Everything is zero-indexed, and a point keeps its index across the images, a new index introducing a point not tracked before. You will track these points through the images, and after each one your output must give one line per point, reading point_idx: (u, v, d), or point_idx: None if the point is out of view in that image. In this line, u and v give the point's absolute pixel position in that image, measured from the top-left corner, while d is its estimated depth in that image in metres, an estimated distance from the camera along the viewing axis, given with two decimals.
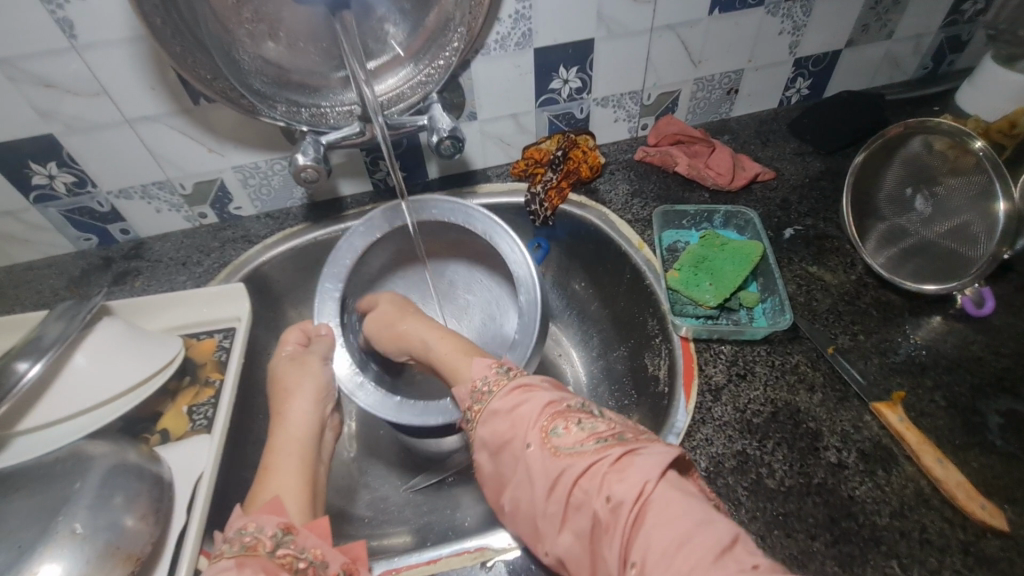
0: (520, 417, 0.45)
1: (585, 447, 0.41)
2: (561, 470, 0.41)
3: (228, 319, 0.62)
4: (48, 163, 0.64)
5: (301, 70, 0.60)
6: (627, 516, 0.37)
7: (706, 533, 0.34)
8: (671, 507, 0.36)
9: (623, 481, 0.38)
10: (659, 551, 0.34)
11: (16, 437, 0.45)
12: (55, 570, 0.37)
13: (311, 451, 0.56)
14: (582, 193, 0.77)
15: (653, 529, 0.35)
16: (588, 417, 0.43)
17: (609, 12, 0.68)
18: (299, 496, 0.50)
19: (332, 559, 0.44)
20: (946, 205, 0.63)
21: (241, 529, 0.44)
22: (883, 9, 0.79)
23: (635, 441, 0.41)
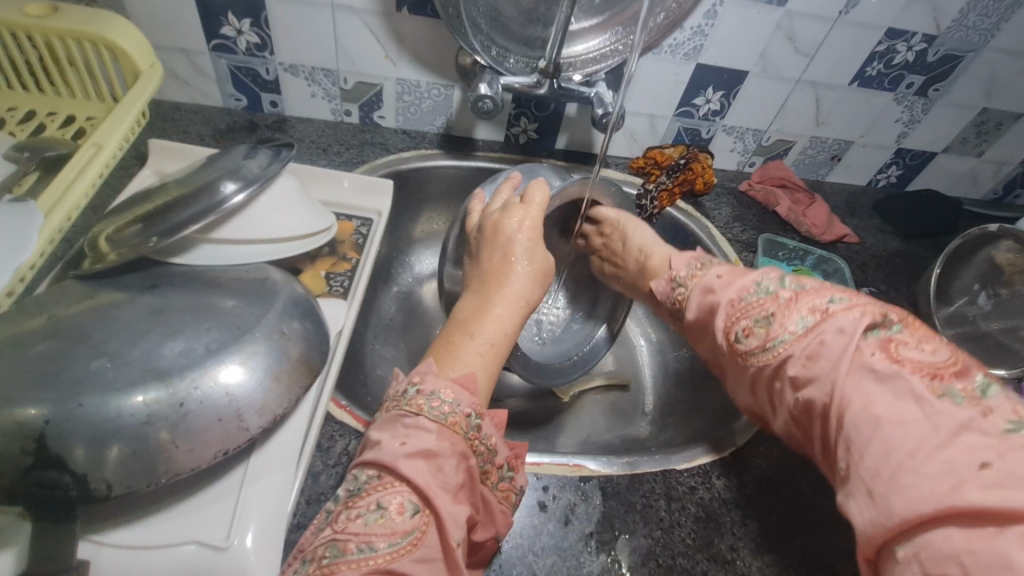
0: (713, 325, 0.50)
1: (772, 348, 0.44)
2: (757, 371, 0.45)
3: (368, 210, 0.66)
4: (244, 18, 0.67)
5: (507, 12, 0.66)
6: (828, 409, 0.39)
7: (908, 423, 0.34)
8: (876, 406, 0.36)
9: (813, 379, 0.40)
10: (859, 443, 0.35)
11: (204, 243, 0.49)
12: (234, 371, 0.38)
13: (512, 330, 0.50)
14: (690, 203, 0.84)
15: (855, 420, 0.36)
16: (764, 313, 0.46)
17: (772, 54, 0.76)
18: (488, 383, 0.46)
19: (500, 449, 0.43)
20: (1008, 306, 0.73)
21: (438, 393, 0.41)
22: (984, 130, 0.89)
23: (816, 328, 0.42)
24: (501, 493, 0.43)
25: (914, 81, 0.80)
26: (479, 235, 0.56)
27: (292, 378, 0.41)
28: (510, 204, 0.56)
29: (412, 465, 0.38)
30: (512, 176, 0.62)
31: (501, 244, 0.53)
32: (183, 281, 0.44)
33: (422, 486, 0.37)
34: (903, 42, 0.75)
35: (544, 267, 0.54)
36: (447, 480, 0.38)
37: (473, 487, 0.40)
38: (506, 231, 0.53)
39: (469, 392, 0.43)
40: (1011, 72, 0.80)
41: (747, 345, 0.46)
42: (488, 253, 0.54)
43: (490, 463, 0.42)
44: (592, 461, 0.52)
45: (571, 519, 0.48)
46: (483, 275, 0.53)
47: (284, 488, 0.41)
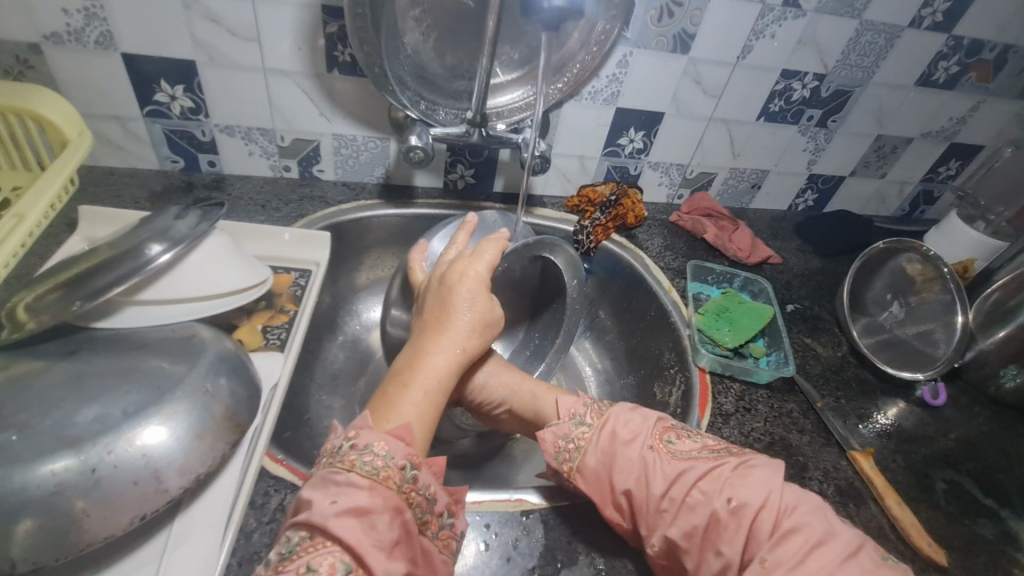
0: (642, 429, 0.52)
1: (705, 458, 0.49)
2: (684, 473, 0.48)
3: (307, 262, 0.67)
4: (176, 85, 0.70)
5: (433, 69, 0.71)
6: (758, 514, 0.44)
7: (831, 540, 0.42)
8: (799, 515, 0.44)
9: (747, 486, 0.46)
10: (791, 554, 0.41)
11: (130, 305, 0.49)
12: (161, 433, 0.38)
13: (449, 380, 0.51)
14: (623, 236, 0.88)
15: (783, 527, 0.43)
16: (695, 434, 0.53)
17: (683, 96, 0.82)
18: (425, 434, 0.47)
19: (439, 497, 0.44)
20: (917, 312, 0.79)
21: (372, 447, 0.42)
22: (883, 154, 0.98)
23: (744, 454, 0.50)
24: (440, 543, 0.44)
25: (813, 114, 0.88)
26: (429, 283, 0.57)
27: (217, 435, 0.41)
28: (465, 254, 0.58)
29: (343, 523, 0.38)
30: (467, 220, 0.63)
31: (445, 293, 0.54)
32: (105, 345, 0.44)
33: (354, 544, 0.37)
34: (798, 81, 0.84)
35: (487, 317, 0.54)
36: (380, 537, 0.38)
37: (410, 541, 0.40)
38: (452, 280, 0.54)
39: (403, 443, 0.44)
40: (896, 103, 0.90)
41: (679, 450, 0.51)
42: (432, 302, 0.55)
43: (429, 513, 0.43)
44: (534, 495, 0.53)
45: (514, 555, 0.48)
46: (425, 324, 0.54)
47: (212, 548, 0.40)
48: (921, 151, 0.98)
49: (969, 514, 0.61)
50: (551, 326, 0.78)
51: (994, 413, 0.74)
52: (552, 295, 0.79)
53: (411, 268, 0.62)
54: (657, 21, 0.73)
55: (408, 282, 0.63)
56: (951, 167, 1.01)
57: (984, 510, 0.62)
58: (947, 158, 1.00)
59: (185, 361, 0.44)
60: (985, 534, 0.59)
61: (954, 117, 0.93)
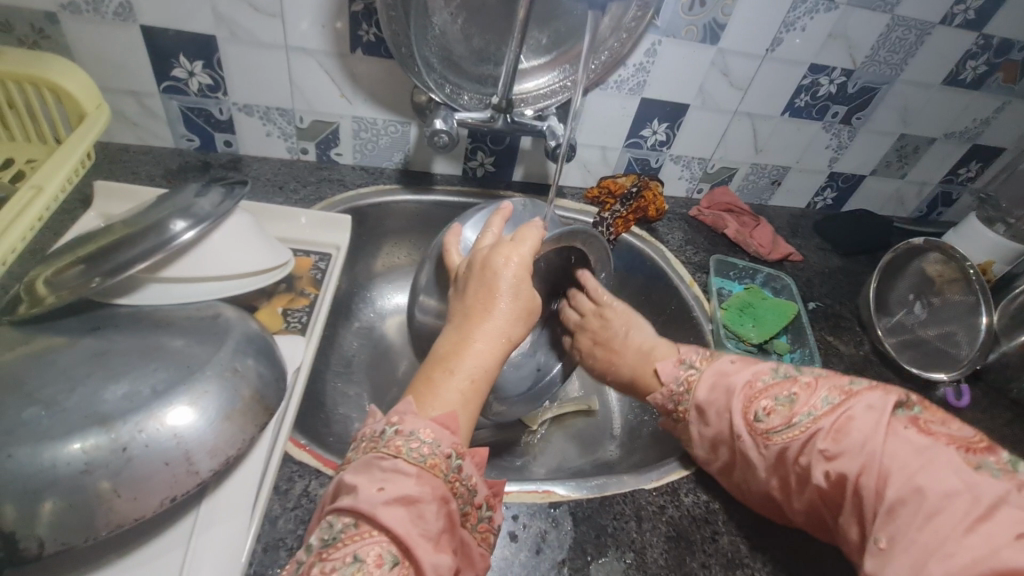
0: (724, 408, 0.51)
1: (795, 424, 0.46)
2: (780, 451, 0.46)
3: (327, 245, 0.66)
4: (196, 60, 0.68)
5: (459, 53, 0.69)
6: (864, 484, 0.41)
7: (952, 503, 0.36)
8: (910, 473, 0.39)
9: (843, 452, 0.43)
10: (902, 520, 0.37)
11: (152, 282, 0.48)
12: (186, 414, 0.36)
13: (493, 368, 0.49)
14: (644, 229, 0.87)
15: (893, 490, 0.39)
16: (782, 394, 0.49)
17: (709, 88, 0.81)
18: (468, 422, 0.45)
19: (479, 489, 0.42)
20: (940, 313, 0.78)
21: (418, 433, 0.40)
22: (904, 154, 0.97)
23: (841, 406, 0.45)
24: (479, 535, 0.42)
25: (838, 111, 0.87)
26: (468, 267, 0.54)
27: (246, 417, 0.40)
28: (504, 240, 0.55)
29: (391, 513, 0.36)
30: (503, 208, 0.62)
31: (488, 277, 0.51)
32: (129, 322, 0.43)
33: (402, 535, 0.35)
34: (825, 76, 0.82)
35: (529, 304, 0.52)
36: (428, 527, 0.37)
37: (453, 531, 0.39)
38: (496, 264, 0.52)
39: (450, 431, 0.42)
40: (921, 102, 0.89)
41: (768, 423, 0.48)
42: (474, 287, 0.52)
43: (469, 504, 0.41)
44: (562, 487, 0.52)
45: (543, 547, 0.47)
46: (466, 307, 0.51)
47: (239, 532, 0.39)
48: (942, 152, 0.97)
49: None
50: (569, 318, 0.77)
51: (1016, 416, 0.73)
52: None
53: (446, 250, 0.60)
54: (688, 10, 0.72)
55: (442, 265, 0.61)
56: (971, 169, 1.01)
57: None
58: (968, 160, 0.99)
59: (211, 341, 0.42)
60: None
61: (978, 118, 0.92)
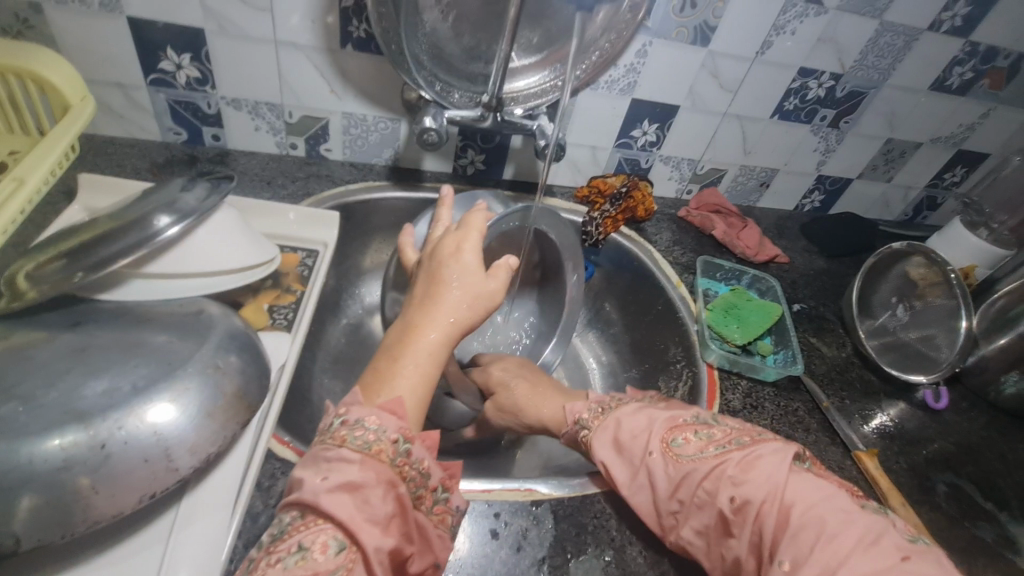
0: (642, 429, 0.51)
1: (709, 453, 0.46)
2: (686, 473, 0.46)
3: (314, 242, 0.65)
4: (183, 53, 0.67)
5: (449, 50, 0.69)
6: (765, 512, 0.41)
7: (848, 529, 0.38)
8: (812, 508, 0.40)
9: (750, 481, 0.42)
10: (807, 545, 0.38)
11: (136, 278, 0.48)
12: (167, 411, 0.36)
13: (443, 355, 0.49)
14: (632, 229, 0.87)
15: (795, 521, 0.39)
16: (704, 428, 0.48)
17: (699, 90, 0.81)
18: (417, 406, 0.45)
19: (433, 472, 0.43)
20: (921, 316, 0.79)
21: (362, 420, 0.41)
22: (891, 158, 0.98)
23: (753, 445, 0.45)
24: (436, 518, 0.43)
25: (827, 114, 0.88)
26: (421, 261, 0.55)
27: (227, 414, 0.40)
28: (452, 231, 0.56)
29: (336, 500, 0.37)
30: (444, 194, 0.62)
31: (433, 268, 0.53)
32: (111, 318, 0.42)
33: (346, 521, 0.36)
34: (814, 80, 0.83)
35: (479, 289, 0.52)
36: (374, 512, 0.37)
37: (406, 516, 0.39)
38: (441, 255, 0.53)
39: (397, 417, 0.42)
40: (909, 107, 0.90)
41: (682, 449, 0.47)
42: (422, 278, 0.53)
43: (423, 488, 0.42)
44: (544, 485, 0.52)
45: (523, 545, 0.47)
46: (416, 299, 0.52)
47: (219, 530, 0.39)
48: (928, 157, 0.98)
49: (969, 516, 0.61)
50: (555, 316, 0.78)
51: (992, 418, 0.75)
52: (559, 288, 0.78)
53: (401, 248, 0.60)
54: (679, 12, 0.72)
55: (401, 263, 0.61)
56: (956, 174, 1.02)
57: (983, 513, 0.62)
58: (953, 165, 1.00)
59: (194, 338, 0.42)
60: (984, 536, 0.60)
61: (964, 123, 0.93)
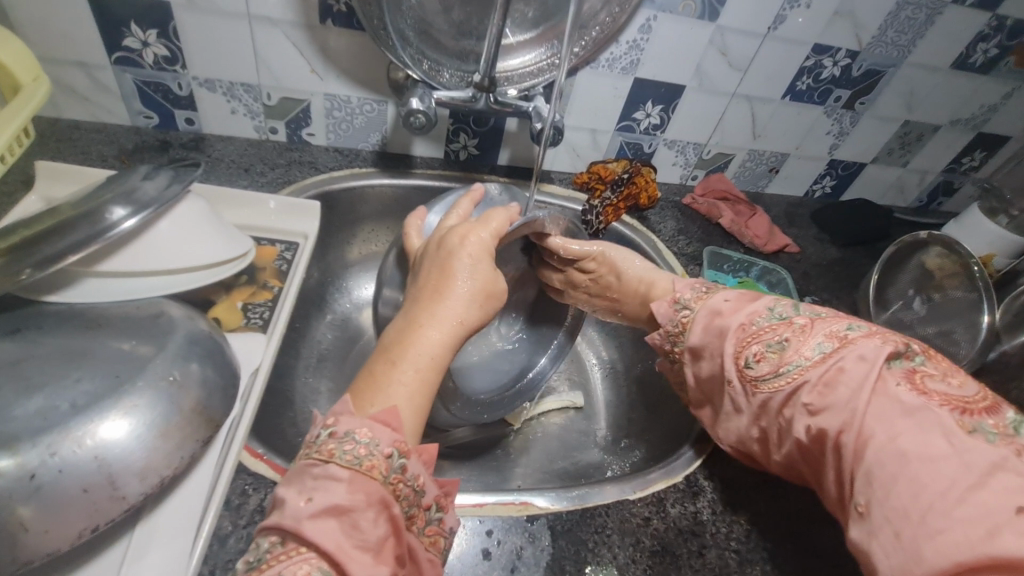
0: (717, 352, 0.49)
1: (784, 373, 0.43)
2: (765, 398, 0.44)
3: (294, 234, 0.61)
4: (149, 29, 0.62)
5: (438, 25, 0.64)
6: (844, 443, 0.38)
7: (938, 466, 0.33)
8: (898, 439, 0.35)
9: (829, 407, 0.39)
10: (878, 485, 0.34)
11: (89, 277, 0.43)
12: (118, 429, 0.32)
13: (447, 359, 0.45)
14: (634, 217, 0.83)
15: (875, 453, 0.35)
16: (780, 339, 0.45)
17: (706, 69, 0.76)
18: (415, 417, 0.41)
19: (428, 489, 0.39)
20: (941, 310, 0.76)
21: (352, 433, 0.36)
22: (907, 141, 0.93)
23: (832, 359, 0.41)
24: (427, 539, 0.39)
25: (841, 95, 0.83)
26: (425, 249, 0.51)
27: (185, 432, 0.36)
28: (468, 222, 0.52)
29: (321, 527, 0.33)
30: (473, 189, 0.58)
31: (442, 258, 0.48)
32: (57, 324, 0.38)
33: (334, 551, 0.32)
34: (829, 58, 0.78)
35: (490, 287, 0.48)
36: (364, 537, 0.33)
37: (398, 539, 0.36)
38: (451, 245, 0.49)
39: (391, 428, 0.38)
40: (928, 87, 0.84)
41: (758, 371, 0.45)
42: (428, 268, 0.48)
43: (416, 507, 0.38)
44: (540, 498, 0.48)
45: (518, 566, 0.44)
46: (421, 291, 0.47)
47: (179, 558, 0.36)
48: (947, 140, 0.93)
49: None
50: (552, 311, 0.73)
51: None
52: None
53: (406, 233, 0.56)
54: None
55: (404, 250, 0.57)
56: (975, 158, 0.97)
57: None
58: (972, 148, 0.95)
59: (149, 346, 0.38)
60: None
61: (985, 104, 0.88)
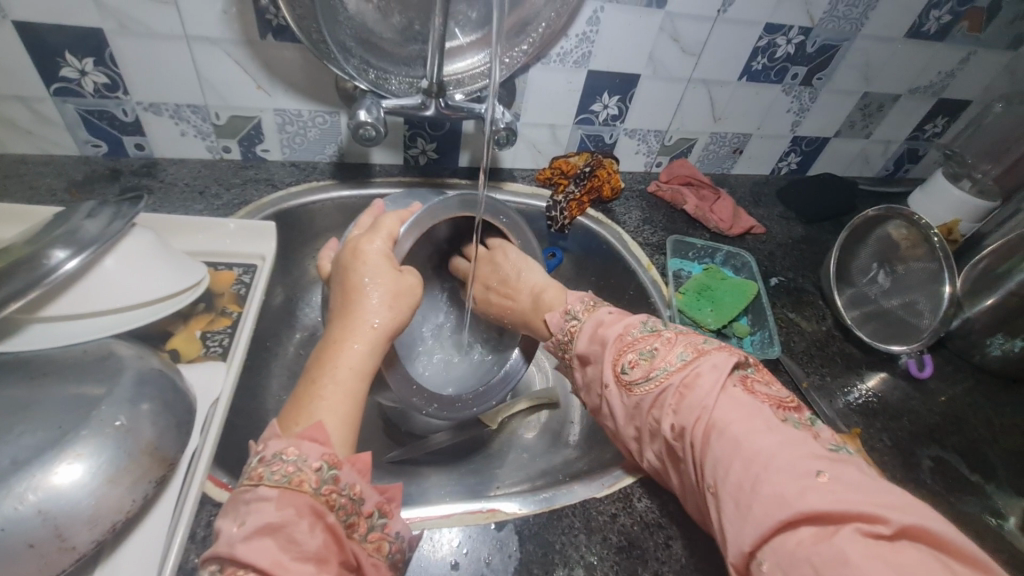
0: (597, 358, 0.49)
1: (653, 377, 0.44)
2: (636, 401, 0.44)
3: (251, 256, 0.61)
4: (85, 57, 0.60)
5: (380, 33, 0.63)
6: (697, 438, 0.39)
7: (772, 448, 0.36)
8: (737, 427, 0.38)
9: (686, 408, 0.41)
10: (723, 471, 0.36)
11: (35, 323, 0.43)
12: (63, 480, 0.33)
13: (372, 367, 0.46)
14: (599, 210, 0.82)
15: (719, 441, 0.38)
16: (647, 347, 0.46)
17: (659, 55, 0.75)
18: (346, 428, 0.41)
19: (368, 497, 0.40)
20: (904, 282, 0.76)
21: (280, 454, 0.37)
22: (868, 112, 0.93)
23: (693, 362, 0.43)
24: (372, 545, 0.40)
25: (798, 72, 0.83)
26: (331, 271, 0.51)
27: (136, 473, 0.36)
28: (366, 232, 0.53)
29: (255, 548, 0.34)
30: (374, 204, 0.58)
31: (344, 273, 0.49)
32: (2, 375, 0.38)
33: (268, 566, 0.33)
34: (782, 36, 0.77)
35: (397, 288, 0.48)
36: (302, 549, 0.35)
37: (340, 548, 0.37)
38: (349, 259, 0.49)
39: (319, 442, 0.39)
40: (885, 57, 0.84)
41: (631, 376, 0.45)
42: (336, 288, 0.49)
43: (356, 514, 0.39)
44: (509, 504, 0.49)
45: (485, 573, 0.44)
46: (333, 311, 0.48)
47: None
48: (907, 109, 0.93)
49: (955, 491, 0.59)
50: None
51: (977, 383, 0.72)
52: None
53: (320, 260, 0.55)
54: None
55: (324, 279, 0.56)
56: (938, 125, 0.97)
57: (970, 487, 0.60)
58: (934, 115, 0.95)
59: (96, 390, 0.38)
60: (970, 511, 0.58)
61: (943, 71, 0.88)
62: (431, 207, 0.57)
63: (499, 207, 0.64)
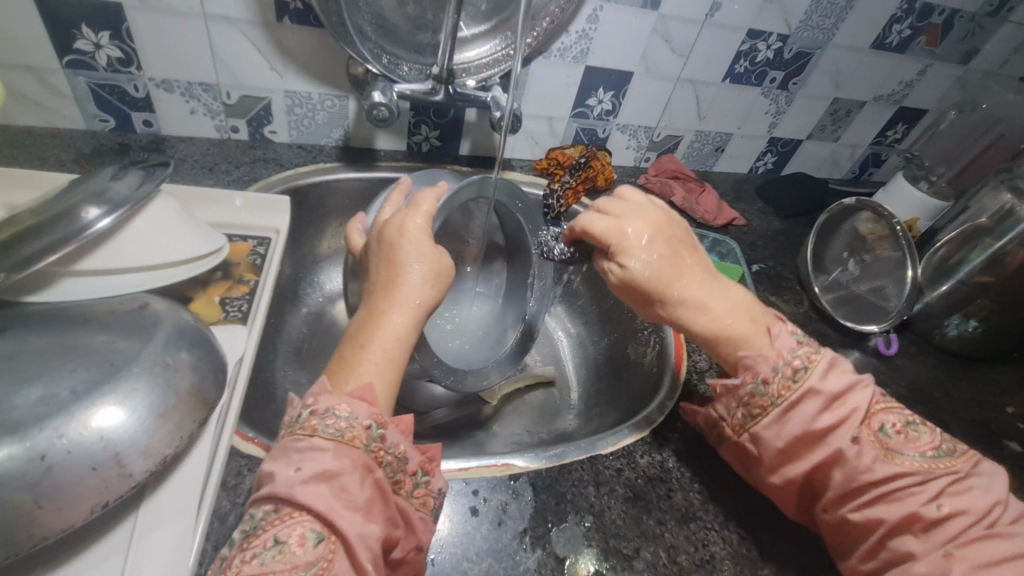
0: (858, 405, 0.47)
1: (923, 456, 0.45)
2: (895, 469, 0.44)
3: (265, 229, 0.62)
4: (102, 31, 0.61)
5: (394, 20, 0.66)
6: (970, 526, 0.41)
7: None
8: (1015, 531, 0.41)
9: (963, 498, 0.43)
10: (993, 562, 0.40)
11: (65, 277, 0.44)
12: (117, 415, 0.34)
13: (411, 339, 0.48)
14: (594, 199, 0.87)
15: (998, 537, 0.41)
16: (911, 420, 0.48)
17: (652, 55, 0.81)
18: (388, 390, 0.44)
19: (411, 456, 0.42)
20: (872, 269, 0.83)
21: (332, 409, 0.39)
22: (838, 117, 1.00)
23: (963, 458, 0.46)
24: (417, 501, 0.42)
25: (776, 76, 0.89)
26: (369, 244, 0.53)
27: (182, 414, 0.38)
28: (401, 210, 0.53)
29: (311, 491, 0.36)
30: (400, 183, 0.59)
31: (387, 249, 0.50)
32: (42, 319, 0.39)
33: (325, 511, 0.35)
34: (762, 41, 0.84)
35: (437, 266, 0.50)
36: (353, 498, 0.37)
37: (386, 501, 0.39)
38: (390, 236, 0.50)
39: (368, 403, 0.41)
40: (853, 66, 0.92)
41: (892, 440, 0.46)
42: (375, 262, 0.50)
43: (401, 472, 0.41)
44: (521, 459, 0.52)
45: (504, 519, 0.47)
46: (374, 283, 0.49)
47: (184, 534, 0.38)
48: (872, 115, 1.01)
49: None
50: (520, 289, 0.76)
51: (937, 361, 0.79)
52: (519, 258, 0.76)
53: (349, 236, 0.56)
54: None
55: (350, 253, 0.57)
56: (898, 132, 1.06)
57: None
58: (895, 122, 1.04)
59: (139, 338, 0.39)
60: None
61: (904, 81, 0.96)
62: (457, 189, 0.60)
63: (513, 192, 0.68)
